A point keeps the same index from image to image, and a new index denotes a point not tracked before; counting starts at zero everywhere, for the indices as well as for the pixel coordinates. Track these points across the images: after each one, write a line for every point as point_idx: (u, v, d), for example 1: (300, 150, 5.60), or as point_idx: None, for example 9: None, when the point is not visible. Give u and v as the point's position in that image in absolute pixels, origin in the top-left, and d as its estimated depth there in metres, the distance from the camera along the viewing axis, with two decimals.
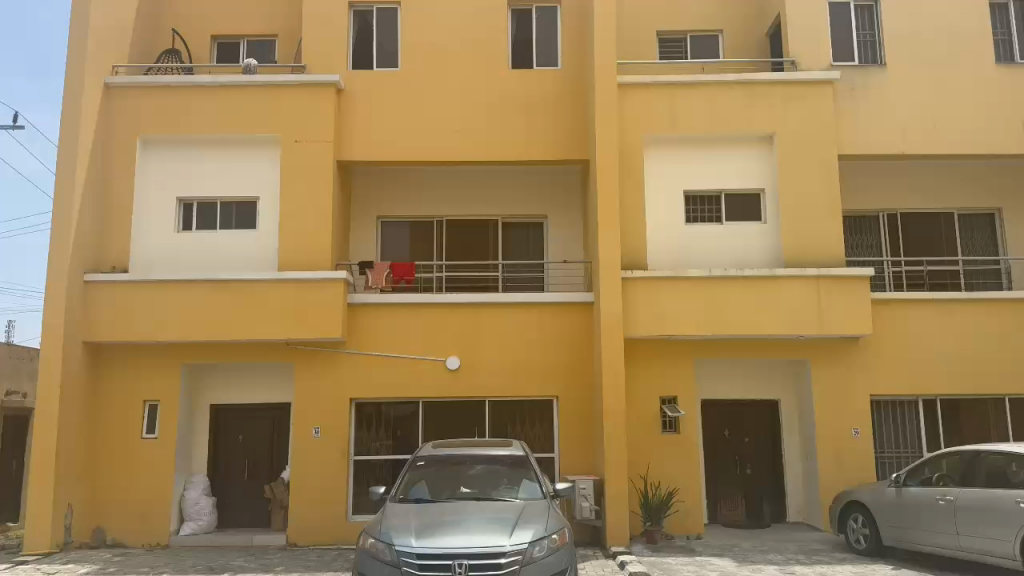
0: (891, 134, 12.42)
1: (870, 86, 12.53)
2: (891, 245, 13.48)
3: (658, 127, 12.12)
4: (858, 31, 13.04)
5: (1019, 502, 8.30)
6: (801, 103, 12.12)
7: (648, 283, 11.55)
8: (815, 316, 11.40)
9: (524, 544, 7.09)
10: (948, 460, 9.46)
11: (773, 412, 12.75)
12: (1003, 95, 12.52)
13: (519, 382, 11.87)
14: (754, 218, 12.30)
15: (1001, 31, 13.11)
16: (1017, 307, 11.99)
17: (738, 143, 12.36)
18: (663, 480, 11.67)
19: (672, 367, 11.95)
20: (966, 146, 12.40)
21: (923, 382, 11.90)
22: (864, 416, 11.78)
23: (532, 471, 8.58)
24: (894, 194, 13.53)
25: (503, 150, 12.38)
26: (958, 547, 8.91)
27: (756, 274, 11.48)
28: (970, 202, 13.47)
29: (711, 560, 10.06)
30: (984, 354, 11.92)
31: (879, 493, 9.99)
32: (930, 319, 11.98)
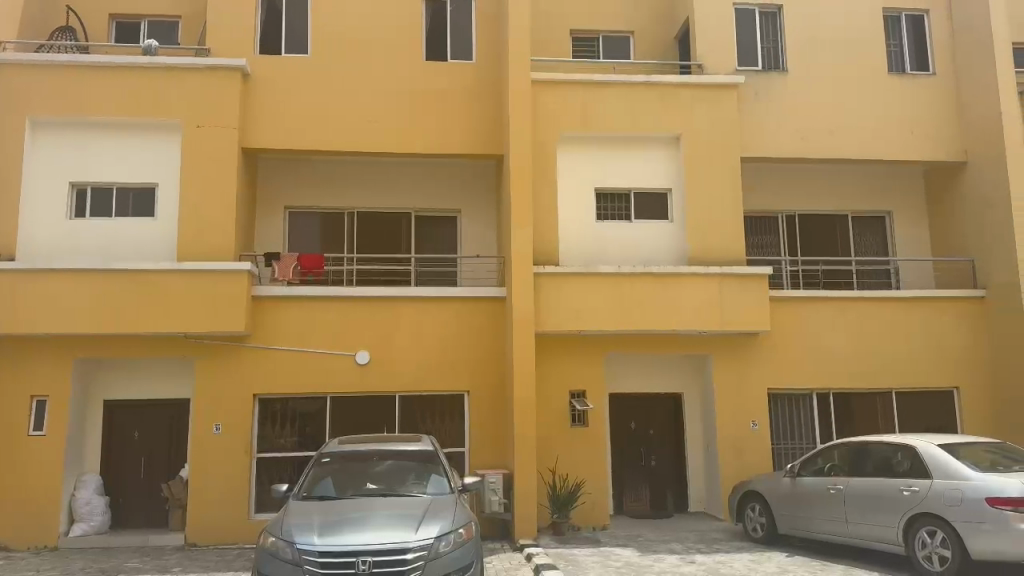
0: (791, 138, 12.90)
1: (771, 90, 13.01)
2: (789, 245, 14.03)
3: (570, 125, 12.24)
4: (762, 37, 13.49)
5: (903, 491, 8.77)
6: (708, 106, 12.46)
7: (559, 278, 11.64)
8: (717, 312, 11.76)
9: (430, 538, 7.05)
10: (839, 451, 9.92)
11: (678, 405, 13.09)
12: (894, 104, 13.19)
13: (429, 376, 11.79)
14: (662, 216, 12.57)
15: (894, 42, 13.74)
16: (903, 305, 12.65)
17: (648, 143, 12.61)
18: (570, 472, 11.83)
19: (581, 361, 12.12)
20: (861, 151, 13.01)
21: (817, 377, 12.44)
22: (763, 409, 12.24)
23: (441, 467, 8.54)
24: (793, 195, 14.07)
25: (417, 143, 12.27)
26: (847, 534, 9.37)
27: (663, 271, 11.75)
28: (862, 206, 14.16)
29: (615, 550, 10.26)
30: (875, 349, 12.56)
31: (776, 483, 10.40)
32: (824, 317, 12.54)
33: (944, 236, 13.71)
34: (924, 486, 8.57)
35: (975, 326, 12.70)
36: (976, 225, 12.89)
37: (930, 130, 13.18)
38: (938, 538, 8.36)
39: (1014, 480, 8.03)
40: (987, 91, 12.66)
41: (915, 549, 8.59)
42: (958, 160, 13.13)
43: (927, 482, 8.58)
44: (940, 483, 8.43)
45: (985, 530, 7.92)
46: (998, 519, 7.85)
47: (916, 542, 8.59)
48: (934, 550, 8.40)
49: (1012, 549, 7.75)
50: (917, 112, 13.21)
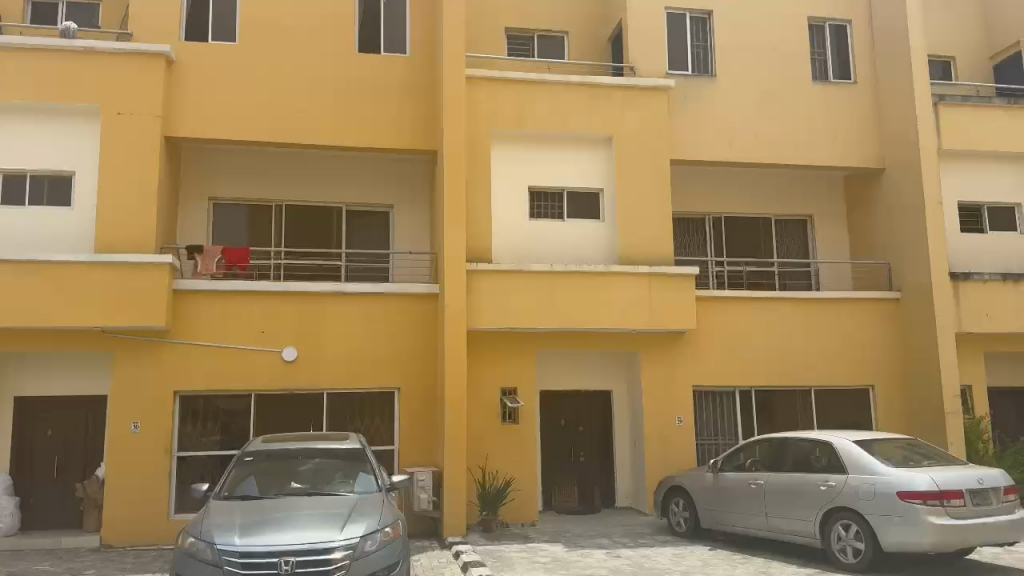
0: (718, 141, 13.21)
1: (700, 94, 13.29)
2: (715, 246, 14.36)
3: (503, 122, 12.23)
4: (692, 41, 13.75)
5: (820, 486, 9.07)
6: (639, 108, 12.64)
7: (492, 274, 11.62)
8: (646, 311, 11.94)
9: (355, 537, 6.96)
10: (760, 446, 10.20)
11: (607, 403, 13.25)
12: (817, 111, 13.62)
13: (358, 373, 11.66)
14: (593, 216, 12.68)
15: (818, 51, 14.17)
16: (823, 305, 13.08)
17: (580, 143, 12.71)
18: (500, 469, 11.86)
19: (512, 358, 12.15)
20: (786, 156, 13.39)
21: (740, 375, 12.77)
22: (688, 406, 12.50)
23: (368, 464, 8.45)
24: (720, 197, 14.39)
25: (349, 136, 12.09)
26: (766, 527, 9.65)
27: (593, 271, 11.86)
28: (785, 209, 14.59)
29: (543, 546, 10.33)
30: (795, 348, 12.96)
31: (700, 478, 10.63)
32: (748, 316, 12.87)
33: (863, 240, 14.22)
34: (839, 481, 8.88)
35: (888, 326, 13.22)
36: (892, 230, 13.42)
37: (850, 137, 13.65)
38: (853, 531, 8.70)
39: (922, 474, 8.39)
40: (904, 100, 13.17)
41: (832, 542, 8.92)
42: (876, 166, 13.64)
43: (842, 477, 8.89)
44: (855, 478, 8.75)
45: (896, 523, 8.26)
46: (908, 512, 8.19)
47: (832, 535, 8.92)
48: (849, 543, 8.74)
49: (921, 540, 8.10)
50: (839, 120, 13.67)
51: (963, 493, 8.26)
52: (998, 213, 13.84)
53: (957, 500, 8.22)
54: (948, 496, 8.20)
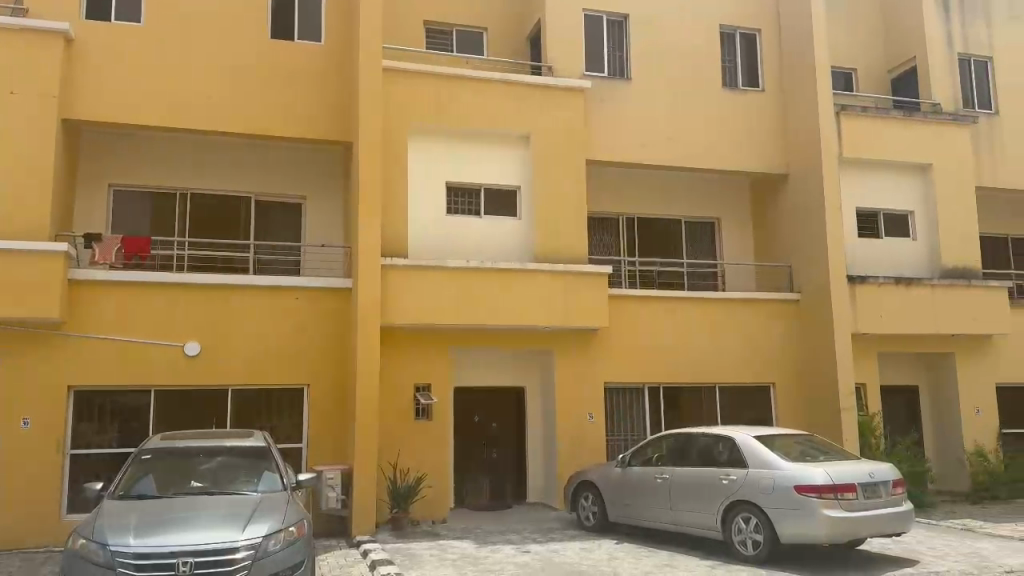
0: (632, 143, 13.47)
1: (615, 96, 13.52)
2: (627, 246, 14.62)
3: (421, 116, 12.13)
4: (609, 44, 13.95)
5: (723, 479, 9.34)
6: (556, 107, 12.75)
7: (405, 269, 11.51)
8: (559, 308, 12.06)
9: (258, 537, 6.76)
10: (666, 441, 10.43)
11: (520, 399, 13.31)
12: (728, 117, 14.04)
13: (266, 368, 11.37)
14: (509, 213, 12.71)
15: (729, 59, 14.58)
16: (729, 304, 13.50)
17: (497, 139, 12.72)
18: (411, 467, 11.77)
19: (425, 354, 12.08)
20: (697, 159, 13.77)
21: (650, 372, 13.05)
22: (599, 402, 12.70)
23: (274, 463, 8.23)
24: (633, 198, 14.66)
25: (260, 125, 11.77)
26: (671, 521, 9.90)
27: (509, 267, 11.90)
28: (696, 211, 14.97)
29: (453, 543, 10.30)
30: (703, 347, 13.33)
31: (608, 473, 10.82)
32: (658, 315, 13.17)
33: (768, 243, 14.73)
34: (740, 475, 9.18)
35: (789, 326, 13.75)
36: (795, 233, 13.95)
37: (758, 143, 14.13)
38: (752, 524, 9.02)
39: (819, 469, 8.74)
40: (808, 110, 13.71)
41: (732, 534, 9.22)
42: (781, 172, 14.16)
43: (743, 471, 9.19)
44: (755, 472, 9.05)
45: (793, 515, 8.60)
46: (804, 505, 8.53)
47: (733, 528, 9.23)
48: (749, 535, 9.06)
49: (816, 532, 8.45)
50: (747, 126, 14.13)
51: (856, 487, 8.67)
52: (893, 220, 14.55)
53: (849, 494, 8.62)
54: (842, 489, 8.58)
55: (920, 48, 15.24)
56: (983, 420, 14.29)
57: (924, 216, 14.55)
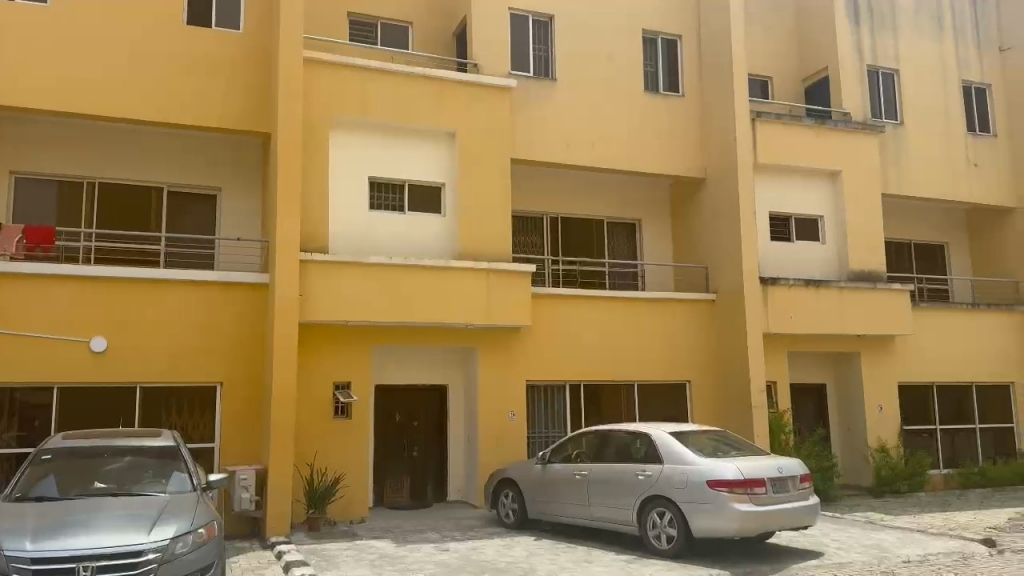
0: (556, 144, 13.58)
1: (539, 97, 13.60)
2: (551, 245, 14.73)
3: (343, 109, 11.92)
4: (534, 44, 14.01)
5: (639, 475, 9.50)
6: (481, 105, 12.73)
7: (325, 265, 11.30)
8: (482, 306, 12.05)
9: (165, 540, 6.51)
10: (586, 438, 10.54)
11: (442, 397, 13.23)
12: (649, 121, 14.31)
13: (178, 365, 10.99)
14: (432, 209, 12.63)
15: (651, 63, 14.83)
16: (649, 304, 13.76)
17: (421, 135, 12.62)
18: (329, 466, 11.57)
19: (345, 352, 11.89)
20: (619, 161, 13.98)
21: (571, 370, 13.18)
22: (520, 400, 12.75)
23: (183, 463, 7.94)
24: (557, 198, 14.77)
25: (174, 113, 11.37)
26: (589, 517, 10.02)
27: (432, 265, 11.82)
28: (618, 212, 15.19)
29: (371, 543, 10.17)
30: (623, 346, 13.54)
31: (528, 470, 10.87)
32: (579, 314, 13.31)
33: (686, 244, 15.06)
34: (656, 470, 9.35)
35: (706, 326, 14.11)
36: (713, 235, 14.32)
37: (678, 146, 14.45)
38: (667, 518, 9.21)
39: (730, 464, 8.98)
40: (726, 116, 14.09)
41: (647, 529, 9.40)
42: (699, 176, 14.52)
43: (659, 466, 9.37)
44: (670, 468, 9.24)
45: (705, 510, 8.81)
46: (715, 500, 8.76)
47: (648, 523, 9.40)
48: (663, 530, 9.25)
49: (727, 526, 8.69)
50: (668, 130, 14.42)
51: (764, 481, 8.94)
52: (805, 225, 15.09)
53: (759, 488, 8.88)
54: (752, 484, 8.85)
55: (832, 59, 15.86)
56: (885, 417, 14.99)
57: (833, 222, 15.15)
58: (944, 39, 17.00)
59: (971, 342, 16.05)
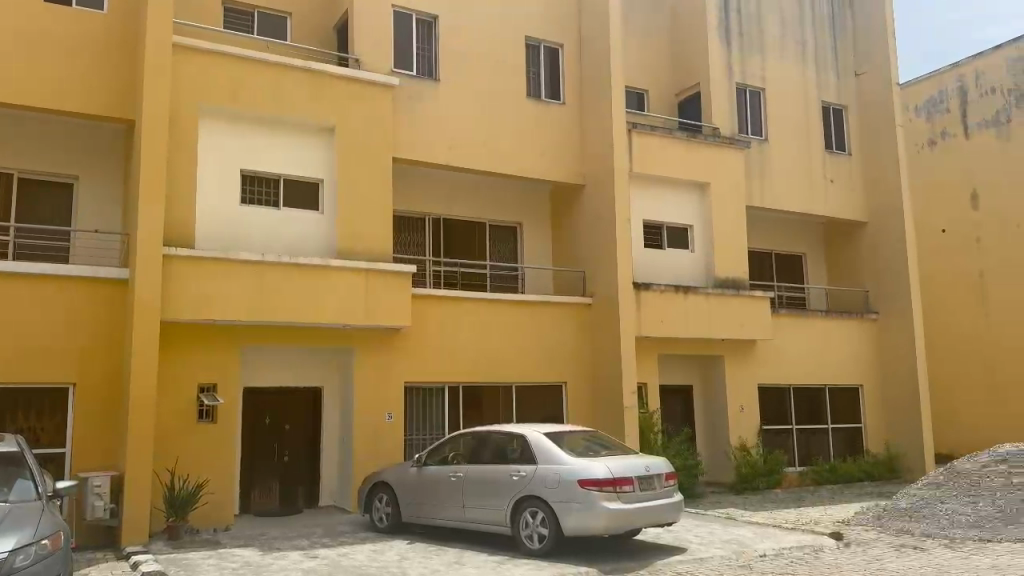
0: (437, 144, 13.54)
1: (421, 96, 13.53)
2: (432, 246, 14.66)
3: (215, 98, 11.45)
4: (417, 43, 13.93)
5: (514, 476, 9.60)
6: (362, 101, 12.53)
7: (192, 260, 10.81)
8: (359, 306, 11.84)
9: (3, 553, 6.02)
10: (463, 440, 10.53)
11: (316, 400, 12.90)
12: (530, 126, 14.51)
13: (25, 364, 10.23)
14: (310, 206, 12.31)
15: (533, 68, 14.99)
16: (527, 307, 13.93)
17: (299, 130, 12.28)
18: (192, 472, 11.07)
19: (213, 354, 11.41)
20: (501, 165, 14.10)
21: (448, 372, 13.16)
22: (397, 402, 12.62)
23: (28, 469, 7.37)
24: (438, 198, 14.73)
25: (27, 94, 10.60)
26: (462, 519, 10.03)
27: (308, 263, 11.53)
28: (499, 215, 15.29)
29: (235, 551, 9.79)
30: (501, 348, 13.65)
31: (402, 472, 10.77)
32: (458, 315, 13.31)
33: (565, 249, 15.35)
34: (529, 471, 9.48)
35: (581, 328, 14.44)
36: (591, 240, 14.66)
37: (558, 152, 14.72)
38: (539, 518, 9.35)
39: (600, 464, 9.21)
40: (604, 124, 14.48)
41: (520, 528, 9.51)
42: (578, 182, 14.86)
43: (533, 467, 9.50)
44: (543, 468, 9.39)
45: (576, 508, 9.01)
46: (586, 499, 8.97)
47: (521, 523, 9.51)
48: (535, 529, 9.39)
49: (596, 523, 8.91)
50: (549, 135, 14.67)
51: (632, 480, 9.23)
52: (677, 233, 15.70)
53: (627, 487, 9.16)
54: (621, 483, 9.11)
55: (704, 76, 16.61)
56: (745, 417, 15.79)
57: (702, 231, 15.84)
58: (805, 63, 18.12)
59: (825, 347, 17.18)
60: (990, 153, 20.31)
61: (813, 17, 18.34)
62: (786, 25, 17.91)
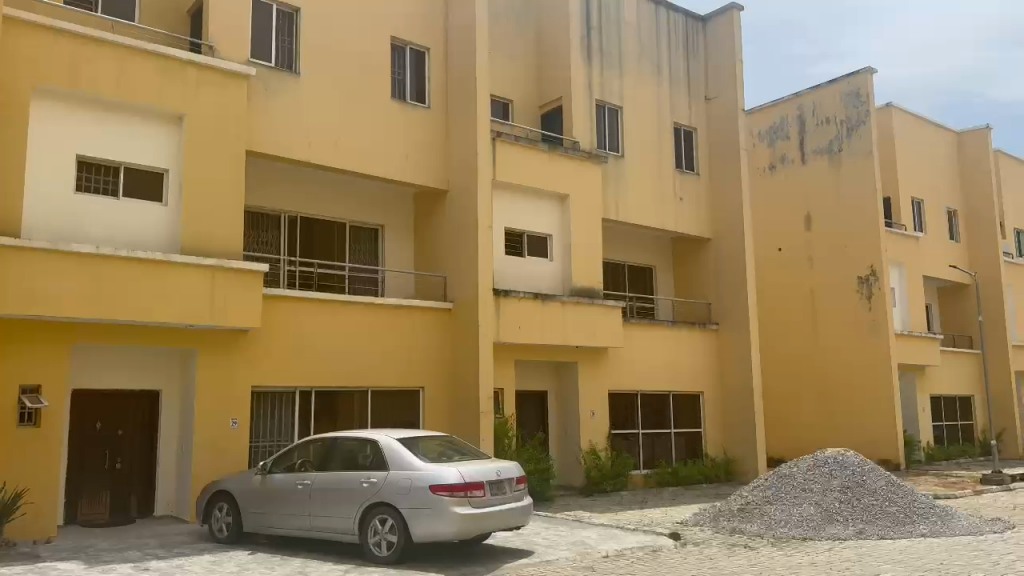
0: (296, 140, 13.18)
1: (280, 90, 13.13)
2: (287, 245, 14.24)
3: (50, 77, 10.62)
4: (277, 35, 13.50)
5: (364, 482, 9.46)
6: (216, 90, 12.00)
7: (17, 250, 9.96)
8: (205, 305, 11.32)
9: None
10: (311, 446, 10.26)
11: (154, 405, 12.20)
12: (394, 127, 14.38)
13: None
14: (153, 197, 11.62)
15: (398, 70, 14.87)
16: (384, 310, 13.77)
17: (145, 117, 11.58)
18: (9, 480, 10.18)
19: (37, 353, 10.55)
20: (362, 165, 13.89)
21: (300, 375, 12.81)
22: (244, 407, 12.14)
23: None
24: (295, 197, 14.31)
25: None
26: (308, 527, 9.79)
27: (150, 258, 10.90)
28: (359, 216, 15.05)
29: (55, 565, 9.07)
30: (357, 351, 13.44)
31: (246, 481, 10.37)
32: (312, 317, 12.98)
33: (426, 253, 15.32)
34: (380, 477, 9.37)
35: (439, 333, 14.44)
36: (451, 246, 14.73)
37: (422, 155, 14.68)
38: (388, 525, 9.26)
39: (452, 468, 9.24)
40: (469, 130, 14.59)
41: (368, 536, 9.38)
42: (440, 187, 14.89)
43: (383, 473, 9.41)
44: (394, 474, 9.31)
45: (426, 514, 9.00)
46: (437, 504, 8.97)
47: (369, 530, 9.39)
48: (384, 536, 9.29)
49: (446, 529, 8.93)
50: (412, 138, 14.60)
51: (483, 484, 9.31)
52: (537, 242, 16.01)
53: (478, 491, 9.23)
54: (472, 487, 9.17)
55: (566, 91, 17.09)
56: (596, 422, 16.34)
57: (561, 241, 16.26)
58: (661, 85, 18.98)
59: (671, 356, 18.04)
60: (823, 179, 22.07)
61: (669, 42, 19.26)
62: (644, 48, 18.71)
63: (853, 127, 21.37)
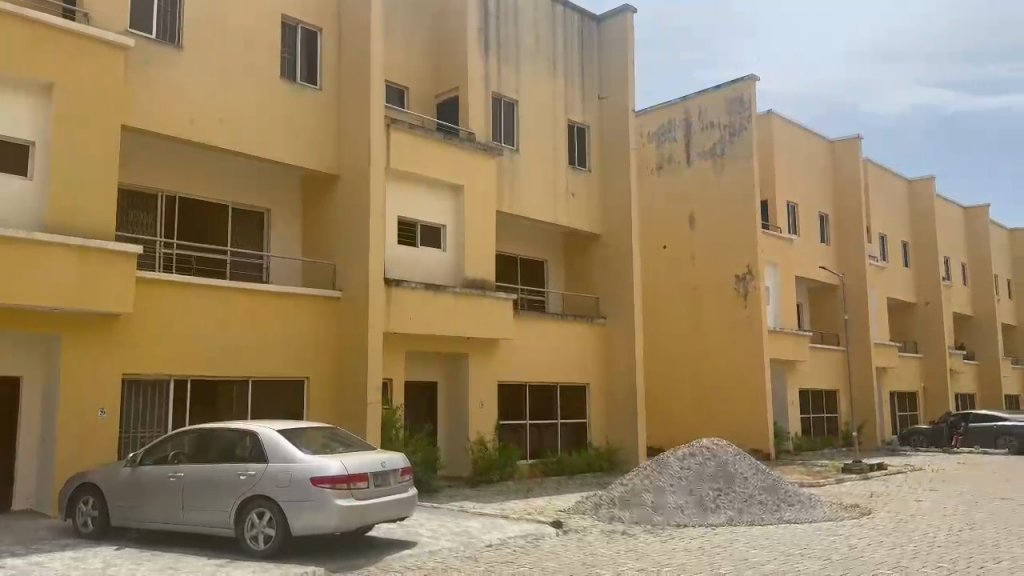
0: (178, 117, 12.61)
1: (161, 64, 12.51)
2: (166, 226, 13.62)
3: None
4: (159, 6, 12.85)
5: (241, 475, 9.19)
6: (91, 59, 11.31)
7: None
8: (73, 288, 10.68)
9: None
10: (186, 437, 9.87)
11: (12, 393, 11.40)
12: (283, 109, 13.98)
13: None
14: (15, 170, 10.85)
15: (288, 50, 14.44)
16: (268, 297, 13.39)
17: (10, 84, 10.80)
18: None
19: None
20: (249, 146, 13.44)
21: (177, 363, 12.30)
22: (114, 396, 11.56)
23: None
24: (176, 176, 13.70)
25: None
26: (180, 521, 9.43)
27: (11, 236, 10.18)
28: (245, 199, 14.57)
29: None
30: (240, 339, 13.02)
31: (114, 473, 9.87)
32: (191, 302, 12.48)
33: (314, 240, 14.99)
34: (259, 470, 9.12)
35: (326, 321, 14.18)
36: (341, 233, 14.48)
37: (312, 139, 14.33)
38: (266, 518, 9.04)
39: (335, 460, 9.10)
40: (362, 116, 14.35)
41: (244, 529, 9.14)
42: (331, 172, 14.59)
43: (262, 465, 9.16)
44: (274, 466, 9.08)
45: (306, 507, 8.82)
46: (318, 497, 8.81)
47: (246, 524, 9.14)
48: (261, 530, 9.07)
49: (327, 522, 8.79)
50: (303, 121, 14.23)
51: (367, 476, 9.22)
52: (431, 232, 15.94)
53: (361, 483, 9.14)
54: (354, 479, 9.07)
55: (463, 82, 17.07)
56: (484, 413, 16.45)
57: (454, 231, 16.24)
58: (556, 81, 19.23)
59: (559, 348, 18.38)
60: (707, 181, 22.96)
61: (565, 39, 19.53)
62: (541, 43, 18.90)
63: (736, 131, 22.32)
